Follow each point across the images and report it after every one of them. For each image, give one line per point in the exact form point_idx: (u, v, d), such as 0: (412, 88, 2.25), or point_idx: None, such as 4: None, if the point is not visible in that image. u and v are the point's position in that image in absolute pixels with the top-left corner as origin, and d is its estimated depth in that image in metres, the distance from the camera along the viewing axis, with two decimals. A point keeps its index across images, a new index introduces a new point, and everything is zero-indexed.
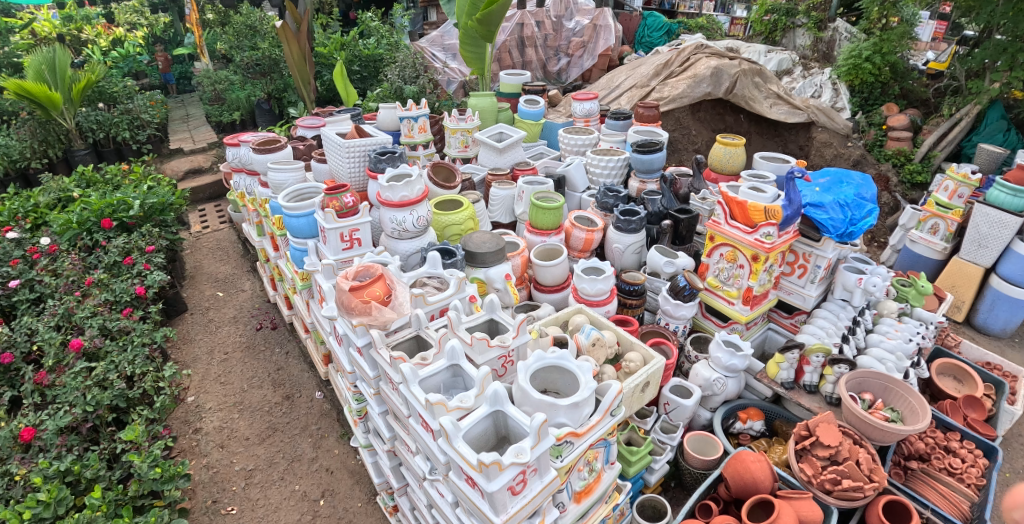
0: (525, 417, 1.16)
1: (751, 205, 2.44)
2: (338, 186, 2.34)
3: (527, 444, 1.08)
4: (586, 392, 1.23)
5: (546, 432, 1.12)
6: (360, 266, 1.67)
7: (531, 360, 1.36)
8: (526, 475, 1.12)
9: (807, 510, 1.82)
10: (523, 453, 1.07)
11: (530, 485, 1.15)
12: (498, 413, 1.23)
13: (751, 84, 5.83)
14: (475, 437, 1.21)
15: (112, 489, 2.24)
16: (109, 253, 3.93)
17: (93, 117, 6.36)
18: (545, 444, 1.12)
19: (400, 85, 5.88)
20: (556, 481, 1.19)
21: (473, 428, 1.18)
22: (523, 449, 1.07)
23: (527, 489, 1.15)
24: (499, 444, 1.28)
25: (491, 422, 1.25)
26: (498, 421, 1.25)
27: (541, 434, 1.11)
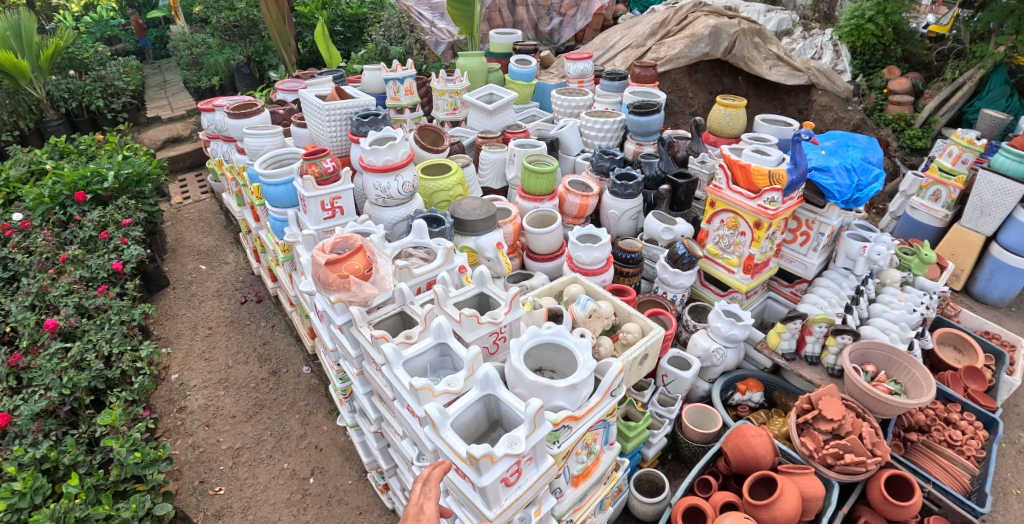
0: (519, 402, 1.07)
1: (755, 169, 2.31)
2: (318, 150, 2.18)
3: (521, 433, 0.99)
4: (586, 371, 1.14)
5: (542, 419, 1.03)
6: (338, 237, 1.55)
7: (525, 336, 1.26)
8: (522, 464, 1.04)
9: (809, 486, 1.78)
10: (517, 443, 0.97)
11: (526, 473, 1.07)
12: (490, 397, 1.13)
13: (751, 45, 5.61)
14: (465, 423, 1.11)
15: (92, 475, 2.15)
16: (84, 227, 3.75)
17: (64, 86, 6.04)
18: (541, 431, 1.03)
19: (386, 46, 5.62)
20: (552, 469, 1.11)
21: (463, 413, 1.08)
22: (517, 439, 0.98)
23: (523, 479, 1.07)
24: (493, 428, 1.19)
25: (482, 407, 1.15)
26: (490, 405, 1.16)
27: (537, 422, 1.01)
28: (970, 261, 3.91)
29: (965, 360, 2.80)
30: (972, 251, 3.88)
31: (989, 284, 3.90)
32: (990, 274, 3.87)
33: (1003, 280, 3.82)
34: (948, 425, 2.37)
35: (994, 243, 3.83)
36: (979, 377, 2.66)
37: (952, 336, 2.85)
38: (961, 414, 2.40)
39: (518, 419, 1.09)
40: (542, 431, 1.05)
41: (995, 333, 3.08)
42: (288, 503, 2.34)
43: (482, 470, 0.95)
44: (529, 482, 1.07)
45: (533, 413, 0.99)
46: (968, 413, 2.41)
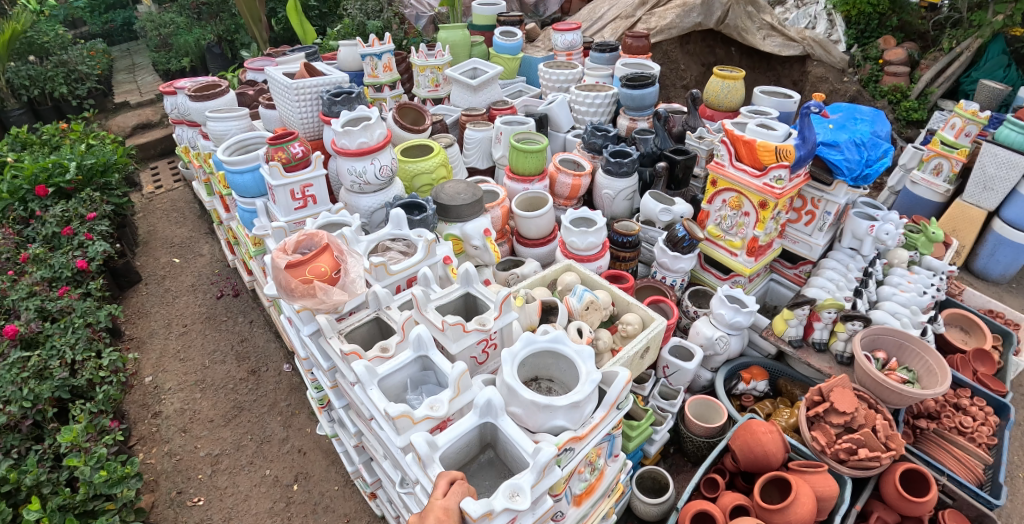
0: (526, 441, 0.96)
1: (761, 144, 2.15)
2: (285, 132, 1.97)
3: (527, 481, 0.92)
4: (586, 390, 1.00)
5: (550, 467, 0.95)
6: (303, 234, 1.39)
7: (519, 345, 1.11)
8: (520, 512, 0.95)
9: (823, 486, 1.67)
10: (520, 494, 0.89)
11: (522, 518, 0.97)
12: (486, 424, 1.03)
13: (744, 14, 5.40)
14: (457, 451, 1.01)
15: (57, 495, 1.98)
16: (46, 223, 3.50)
17: (24, 72, 5.63)
18: (547, 479, 0.96)
19: (363, 21, 5.39)
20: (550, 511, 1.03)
21: (454, 444, 0.99)
22: (519, 489, 0.90)
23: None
24: (486, 445, 1.10)
25: (478, 433, 1.05)
26: (486, 431, 1.06)
27: (545, 470, 0.93)
28: (972, 237, 3.79)
29: (972, 341, 2.71)
30: (974, 226, 3.76)
31: (991, 260, 3.82)
32: (992, 249, 3.77)
33: (1005, 255, 3.73)
34: (958, 411, 2.28)
35: (997, 219, 3.73)
36: (988, 360, 2.57)
37: (959, 317, 2.76)
38: (972, 399, 2.30)
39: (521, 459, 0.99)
40: (548, 479, 0.96)
41: (999, 312, 3.00)
42: (271, 512, 2.20)
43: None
44: None
45: (543, 463, 0.91)
46: (979, 398, 2.31)
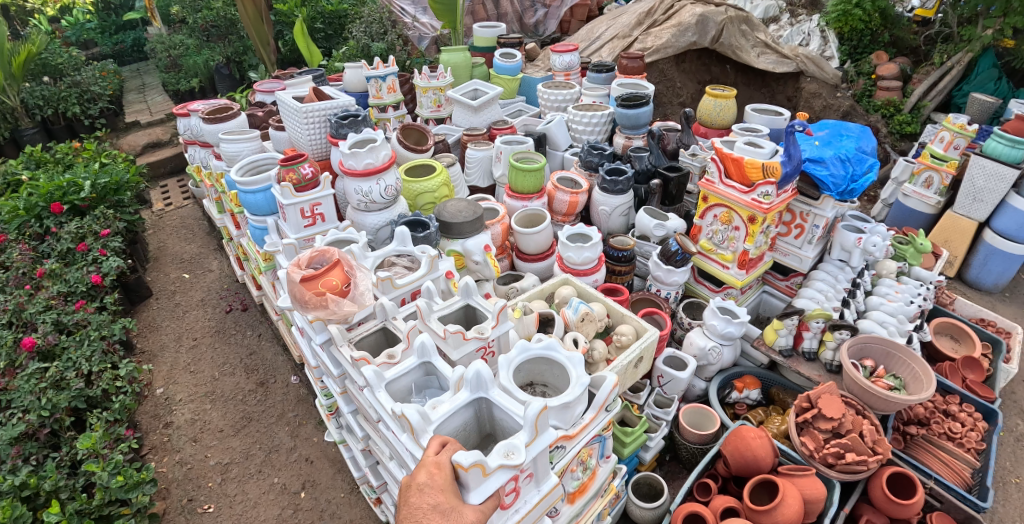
0: (517, 407, 1.07)
1: (748, 161, 2.25)
2: (296, 154, 2.08)
3: (522, 441, 0.99)
4: (580, 389, 1.10)
5: (543, 426, 1.02)
6: (315, 251, 1.50)
7: (514, 353, 1.21)
8: (525, 479, 1.04)
9: (810, 489, 1.74)
10: (515, 453, 0.95)
11: (523, 494, 1.06)
12: (480, 400, 1.14)
13: (738, 33, 5.55)
14: (455, 426, 1.11)
15: (75, 500, 2.06)
16: (62, 240, 3.62)
17: (38, 93, 5.80)
18: (542, 439, 1.02)
19: (367, 42, 5.58)
20: (554, 491, 1.10)
21: (449, 421, 1.08)
22: (514, 448, 0.96)
23: (521, 502, 1.05)
24: (485, 431, 1.19)
25: (473, 411, 1.15)
26: (481, 409, 1.16)
27: (538, 429, 1.01)
28: (964, 248, 3.87)
29: (962, 349, 2.78)
30: (966, 237, 3.84)
31: (983, 270, 3.88)
32: (984, 259, 3.84)
33: (997, 265, 3.79)
34: (947, 417, 2.34)
35: (988, 229, 3.80)
36: (977, 368, 2.63)
37: (949, 326, 2.83)
38: (961, 405, 2.37)
39: (515, 425, 1.09)
40: (543, 438, 1.03)
41: (990, 320, 3.06)
42: (279, 518, 2.27)
43: (465, 480, 0.91)
44: (530, 504, 1.06)
45: (533, 418, 0.98)
46: (968, 404, 2.37)
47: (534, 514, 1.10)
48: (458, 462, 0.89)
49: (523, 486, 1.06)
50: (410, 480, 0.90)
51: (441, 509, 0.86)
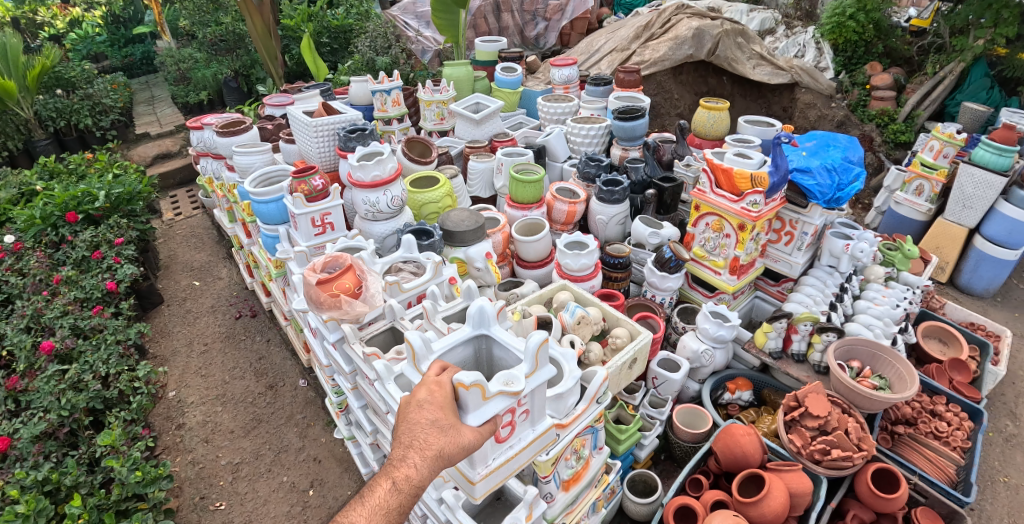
0: (516, 342, 1.23)
1: (737, 172, 2.36)
2: (307, 167, 2.20)
3: (521, 372, 1.10)
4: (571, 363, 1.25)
5: (542, 361, 1.13)
6: (328, 256, 1.59)
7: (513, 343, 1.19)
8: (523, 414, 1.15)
9: (796, 483, 1.82)
10: (514, 382, 1.06)
11: (518, 432, 1.17)
12: (481, 338, 1.31)
13: (733, 46, 5.69)
14: (456, 358, 1.27)
15: (94, 495, 2.16)
16: (77, 248, 3.73)
17: (52, 105, 5.94)
18: (541, 373, 1.14)
19: (372, 56, 5.73)
20: (549, 432, 1.21)
21: (449, 352, 1.25)
22: (513, 379, 1.07)
23: (516, 438, 1.16)
24: (484, 372, 1.35)
25: (474, 348, 1.32)
26: (481, 348, 1.33)
27: (537, 362, 1.12)
28: (955, 254, 3.95)
29: (950, 351, 2.86)
30: (956, 244, 3.92)
31: (974, 276, 3.95)
32: (975, 265, 3.91)
33: (988, 270, 3.86)
34: (934, 416, 2.41)
35: (978, 235, 3.88)
36: (964, 369, 2.71)
37: (937, 329, 2.92)
38: (947, 405, 2.44)
39: (513, 358, 1.25)
40: (541, 372, 1.15)
41: (980, 324, 3.13)
42: (288, 516, 2.36)
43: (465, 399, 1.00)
44: (525, 441, 1.17)
45: (533, 349, 1.09)
46: (954, 404, 2.45)
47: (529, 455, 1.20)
48: (460, 379, 0.99)
49: (521, 424, 1.17)
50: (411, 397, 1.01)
51: (439, 422, 0.96)
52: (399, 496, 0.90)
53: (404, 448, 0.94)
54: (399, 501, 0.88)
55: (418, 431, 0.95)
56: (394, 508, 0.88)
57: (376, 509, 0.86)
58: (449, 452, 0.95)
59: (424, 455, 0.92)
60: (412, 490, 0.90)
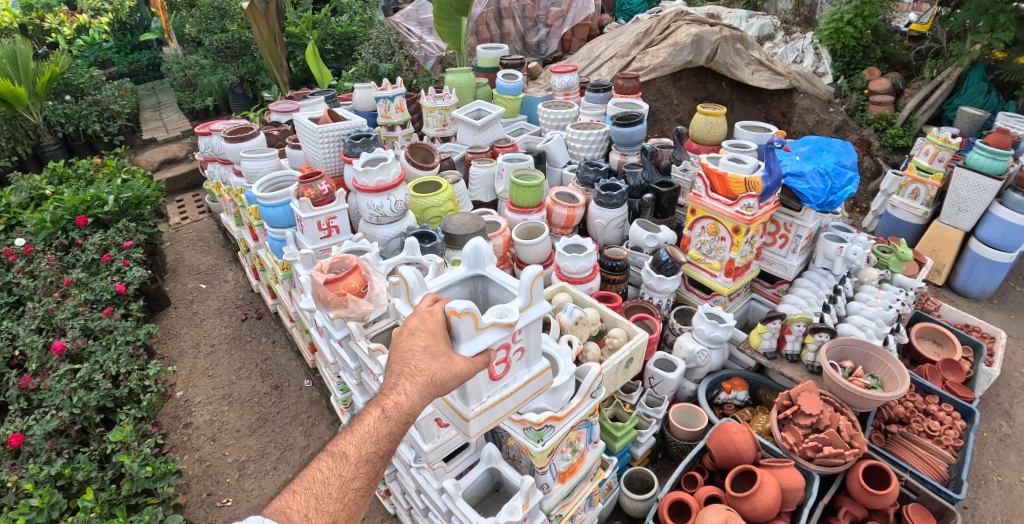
0: (512, 280, 1.27)
1: (731, 176, 2.42)
2: (313, 172, 2.27)
3: (514, 306, 1.19)
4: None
5: (536, 294, 1.21)
6: (335, 257, 1.67)
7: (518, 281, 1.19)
8: (516, 352, 1.24)
9: (788, 478, 1.87)
10: (507, 314, 1.14)
11: (512, 371, 1.26)
12: (477, 278, 1.36)
13: (732, 52, 5.76)
14: (453, 296, 1.32)
15: (106, 490, 2.23)
16: (87, 251, 3.81)
17: (61, 111, 6.03)
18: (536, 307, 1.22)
19: (376, 63, 5.81)
20: (544, 373, 1.31)
21: (446, 290, 1.30)
22: (507, 312, 1.15)
23: (511, 378, 1.25)
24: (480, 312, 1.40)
25: (471, 287, 1.37)
26: (478, 287, 1.38)
27: (531, 297, 1.20)
28: (950, 257, 3.99)
29: (944, 352, 2.90)
30: (952, 247, 3.96)
31: (970, 278, 3.98)
32: (971, 268, 3.95)
33: (984, 273, 3.90)
34: (927, 416, 2.45)
35: (973, 238, 3.90)
36: (957, 369, 2.75)
37: (931, 331, 2.96)
38: (940, 405, 2.48)
39: (507, 294, 1.29)
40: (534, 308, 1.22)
41: (975, 326, 3.17)
42: None
43: (457, 326, 1.09)
44: (520, 380, 1.26)
45: (527, 282, 1.17)
46: (946, 404, 2.49)
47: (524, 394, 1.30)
48: (452, 306, 1.07)
49: (516, 363, 1.26)
50: (404, 327, 1.08)
51: (431, 349, 1.03)
52: (389, 424, 0.96)
53: (395, 377, 0.99)
54: (388, 428, 0.93)
55: (410, 358, 1.02)
56: (385, 435, 0.93)
57: (367, 437, 0.92)
58: (439, 378, 1.01)
59: (415, 382, 0.98)
60: (402, 417, 0.95)
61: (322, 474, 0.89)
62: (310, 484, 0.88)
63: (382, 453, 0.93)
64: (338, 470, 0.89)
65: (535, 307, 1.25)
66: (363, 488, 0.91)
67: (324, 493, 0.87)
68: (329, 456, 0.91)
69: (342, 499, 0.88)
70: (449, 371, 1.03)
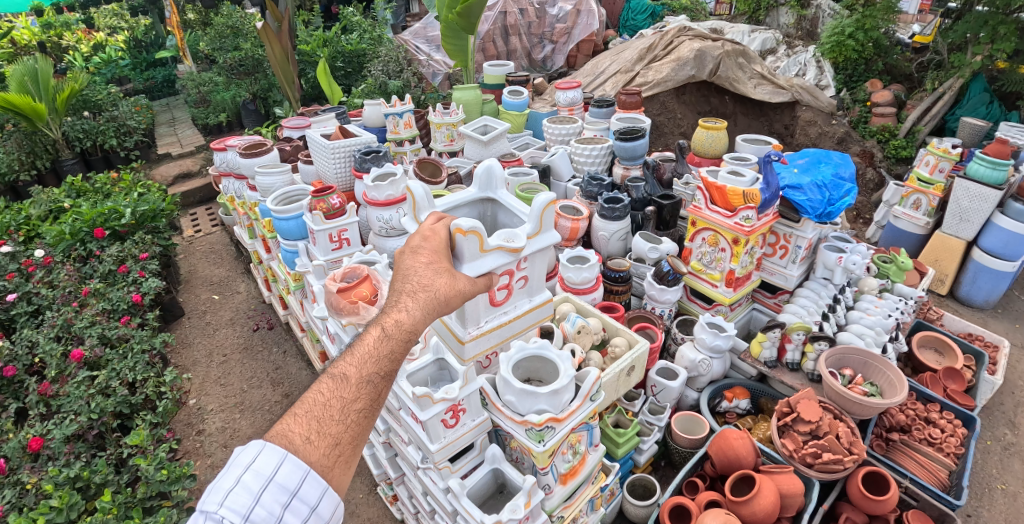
0: (522, 207, 1.57)
1: (730, 189, 2.49)
2: (326, 187, 2.37)
3: (518, 234, 1.46)
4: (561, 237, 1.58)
5: (544, 223, 1.51)
6: (347, 268, 1.78)
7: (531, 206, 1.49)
8: (518, 282, 1.54)
9: (788, 484, 1.91)
10: (512, 240, 1.42)
11: (512, 299, 1.57)
12: (487, 201, 1.66)
13: (735, 66, 5.86)
14: (465, 214, 1.62)
15: (122, 492, 2.30)
16: (104, 262, 3.91)
17: (79, 126, 6.21)
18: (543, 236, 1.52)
19: (385, 80, 5.97)
20: (544, 304, 1.64)
21: (458, 208, 1.60)
22: (512, 238, 1.43)
23: (511, 306, 1.56)
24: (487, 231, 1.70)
25: (481, 208, 1.67)
26: (487, 210, 1.68)
27: (539, 226, 1.49)
28: (953, 267, 4.01)
29: (945, 361, 2.92)
30: (955, 256, 3.98)
31: (973, 287, 4.00)
32: (974, 277, 3.97)
33: (987, 282, 3.91)
34: (928, 424, 2.47)
35: (975, 248, 3.93)
36: (958, 378, 2.78)
37: (932, 339, 2.98)
38: (940, 413, 2.50)
39: (513, 216, 1.61)
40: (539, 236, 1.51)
41: (978, 335, 3.18)
42: None
43: (460, 244, 1.32)
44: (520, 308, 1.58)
45: (538, 211, 1.46)
46: (947, 412, 2.51)
47: (520, 322, 1.61)
48: (458, 224, 1.29)
49: (519, 291, 1.58)
50: (409, 245, 1.23)
51: (433, 264, 1.17)
52: (389, 343, 1.03)
53: (397, 295, 1.09)
54: (389, 346, 1.00)
55: (413, 276, 1.13)
56: (385, 354, 1.01)
57: (367, 358, 1.00)
58: (442, 293, 1.13)
59: (415, 299, 1.08)
60: (402, 334, 1.03)
61: (322, 397, 0.96)
62: (310, 407, 0.95)
63: (382, 373, 1.00)
64: (338, 392, 0.96)
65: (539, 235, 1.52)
66: (366, 409, 0.98)
67: (325, 415, 0.94)
68: (330, 378, 0.98)
69: (344, 420, 0.96)
70: (453, 288, 1.16)
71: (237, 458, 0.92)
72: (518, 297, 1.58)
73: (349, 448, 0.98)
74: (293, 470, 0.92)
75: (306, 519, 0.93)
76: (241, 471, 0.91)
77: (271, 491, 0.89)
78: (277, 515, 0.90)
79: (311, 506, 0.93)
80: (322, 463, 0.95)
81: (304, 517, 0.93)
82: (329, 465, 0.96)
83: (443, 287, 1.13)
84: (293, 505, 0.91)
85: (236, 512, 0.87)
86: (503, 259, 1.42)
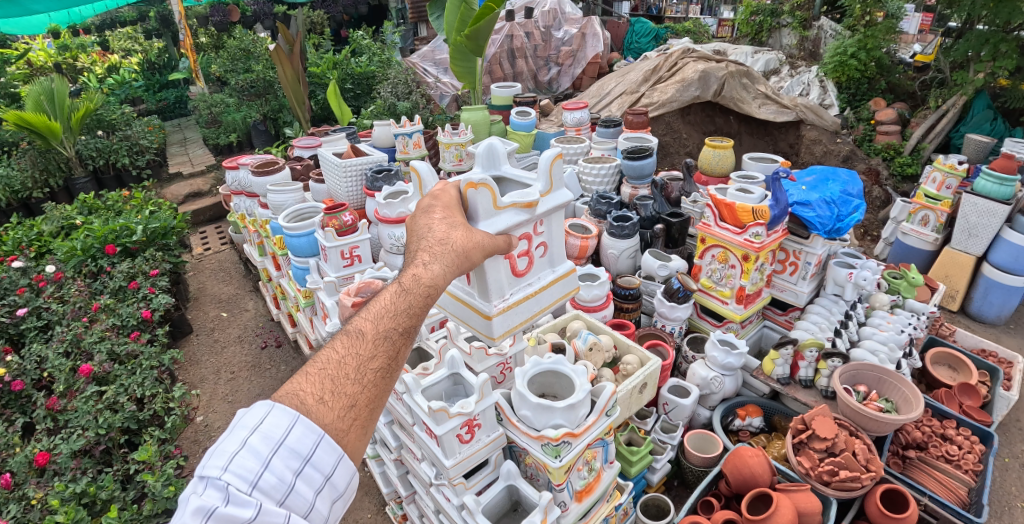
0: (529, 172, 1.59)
1: (740, 206, 2.50)
2: (337, 204, 2.41)
3: (529, 191, 1.49)
4: (570, 196, 1.62)
5: (554, 182, 1.55)
6: (362, 283, 1.86)
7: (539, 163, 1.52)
8: (538, 251, 1.59)
9: (805, 502, 1.88)
10: (526, 197, 1.46)
11: (535, 270, 1.61)
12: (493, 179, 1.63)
13: (739, 86, 5.91)
14: None
15: (128, 509, 2.28)
16: (115, 278, 3.95)
17: (92, 145, 6.30)
18: (554, 195, 1.57)
19: (394, 101, 6.06)
20: (566, 274, 1.68)
21: None
22: (525, 196, 1.47)
23: (534, 277, 1.60)
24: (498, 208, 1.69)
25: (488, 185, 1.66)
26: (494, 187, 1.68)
27: (549, 184, 1.53)
28: (964, 283, 3.97)
29: (960, 378, 2.87)
30: (965, 272, 3.94)
31: (985, 303, 3.95)
32: (985, 292, 3.92)
33: (998, 297, 3.87)
34: (945, 440, 2.42)
35: (986, 263, 3.90)
36: (974, 394, 2.72)
37: (946, 356, 2.94)
38: (957, 429, 2.46)
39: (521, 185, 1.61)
40: (550, 196, 1.55)
41: (992, 351, 3.13)
42: None
43: (473, 199, 1.34)
44: (544, 279, 1.63)
45: (546, 168, 1.50)
46: (964, 428, 2.46)
47: (545, 295, 1.63)
48: (468, 179, 1.32)
49: (541, 261, 1.63)
50: (422, 204, 1.28)
51: (448, 220, 1.21)
52: (408, 300, 1.02)
53: (414, 254, 1.10)
54: (407, 300, 1.00)
55: (428, 238, 1.15)
56: (403, 310, 1.00)
57: (384, 313, 0.98)
58: (460, 251, 1.15)
59: (432, 253, 1.10)
60: (420, 289, 1.03)
61: (337, 355, 0.93)
62: (325, 364, 0.93)
63: (399, 329, 0.98)
64: (355, 349, 0.94)
65: (549, 193, 1.56)
66: (383, 369, 0.95)
67: (340, 374, 0.92)
68: (346, 335, 0.96)
69: (360, 380, 0.93)
70: (471, 241, 1.20)
71: (242, 420, 0.88)
72: (540, 267, 1.63)
73: (365, 411, 0.94)
74: (305, 434, 0.89)
75: (319, 489, 0.91)
76: (247, 434, 0.87)
77: (282, 455, 0.86)
78: (288, 483, 0.87)
79: (325, 475, 0.91)
80: (336, 426, 0.92)
81: (316, 487, 0.91)
82: (344, 429, 0.93)
83: (459, 240, 1.16)
84: (305, 472, 0.89)
85: (243, 478, 0.83)
86: (517, 216, 1.44)
